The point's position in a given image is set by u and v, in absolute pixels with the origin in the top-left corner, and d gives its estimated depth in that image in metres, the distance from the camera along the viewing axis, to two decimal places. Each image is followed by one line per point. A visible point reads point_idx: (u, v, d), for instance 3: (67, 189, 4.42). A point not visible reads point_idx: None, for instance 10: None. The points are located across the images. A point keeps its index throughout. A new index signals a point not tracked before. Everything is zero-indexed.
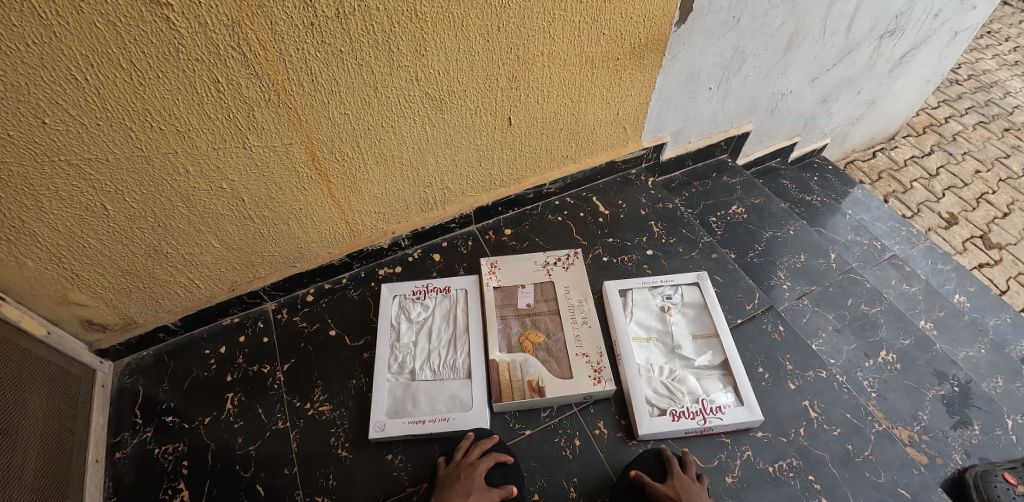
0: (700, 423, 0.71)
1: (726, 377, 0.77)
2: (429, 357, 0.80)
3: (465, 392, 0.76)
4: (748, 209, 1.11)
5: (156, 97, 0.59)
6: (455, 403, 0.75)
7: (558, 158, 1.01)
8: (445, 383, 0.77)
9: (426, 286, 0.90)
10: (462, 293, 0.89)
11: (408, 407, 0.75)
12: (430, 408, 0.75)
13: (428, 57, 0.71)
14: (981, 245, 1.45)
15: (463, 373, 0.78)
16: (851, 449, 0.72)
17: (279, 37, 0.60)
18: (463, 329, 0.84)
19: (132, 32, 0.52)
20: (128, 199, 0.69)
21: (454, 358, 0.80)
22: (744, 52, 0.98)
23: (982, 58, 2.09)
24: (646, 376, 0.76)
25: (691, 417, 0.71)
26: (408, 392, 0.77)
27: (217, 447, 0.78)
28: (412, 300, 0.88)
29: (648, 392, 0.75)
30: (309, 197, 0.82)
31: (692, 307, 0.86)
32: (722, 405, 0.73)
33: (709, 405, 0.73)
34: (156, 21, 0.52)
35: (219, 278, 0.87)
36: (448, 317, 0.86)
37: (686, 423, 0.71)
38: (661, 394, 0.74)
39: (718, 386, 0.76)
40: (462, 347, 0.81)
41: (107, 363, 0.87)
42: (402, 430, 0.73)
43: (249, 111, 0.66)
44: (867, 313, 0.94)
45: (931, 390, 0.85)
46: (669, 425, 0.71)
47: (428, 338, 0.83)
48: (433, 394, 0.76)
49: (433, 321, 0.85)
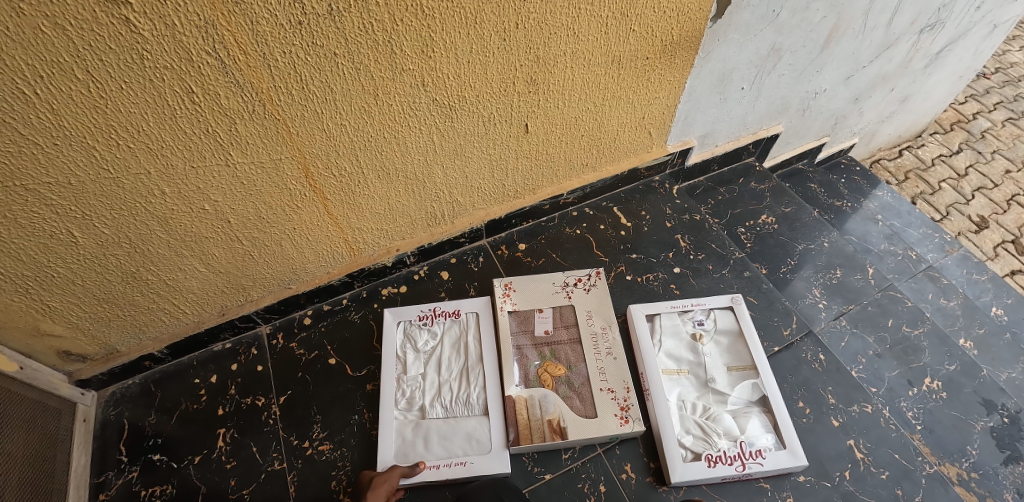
0: (738, 470, 0.65)
1: (766, 414, 0.71)
2: (440, 392, 0.74)
3: (481, 431, 0.70)
4: (778, 219, 1.03)
5: (121, 111, 0.50)
6: (471, 445, 0.69)
7: (578, 166, 0.92)
8: (459, 422, 0.71)
9: (433, 310, 0.82)
10: (473, 317, 0.82)
11: (419, 449, 0.69)
12: (444, 452, 0.68)
13: (435, 60, 0.61)
14: (1013, 251, 1.39)
15: (478, 409, 0.72)
16: (901, 495, 0.67)
17: (262, 40, 0.50)
18: (476, 359, 0.77)
19: (86, 36, 0.43)
20: (99, 224, 0.60)
21: (468, 393, 0.73)
22: (781, 49, 0.88)
23: (1010, 49, 1.98)
24: (678, 415, 0.70)
25: (728, 463, 0.65)
26: (418, 432, 0.70)
27: (208, 490, 0.72)
28: (418, 326, 0.81)
29: (680, 434, 0.68)
30: (302, 216, 0.74)
31: (725, 335, 0.79)
32: (763, 448, 0.67)
33: (748, 448, 0.67)
34: (113, 22, 0.43)
35: (207, 302, 0.79)
36: (458, 346, 0.79)
37: (724, 469, 0.65)
38: (696, 436, 0.68)
39: (757, 424, 0.69)
40: (476, 380, 0.74)
41: (90, 393, 0.80)
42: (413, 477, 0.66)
43: (231, 124, 0.57)
44: (909, 335, 0.88)
45: (979, 421, 0.79)
46: (705, 472, 0.65)
47: (438, 370, 0.76)
48: (446, 434, 0.70)
49: (443, 350, 0.78)
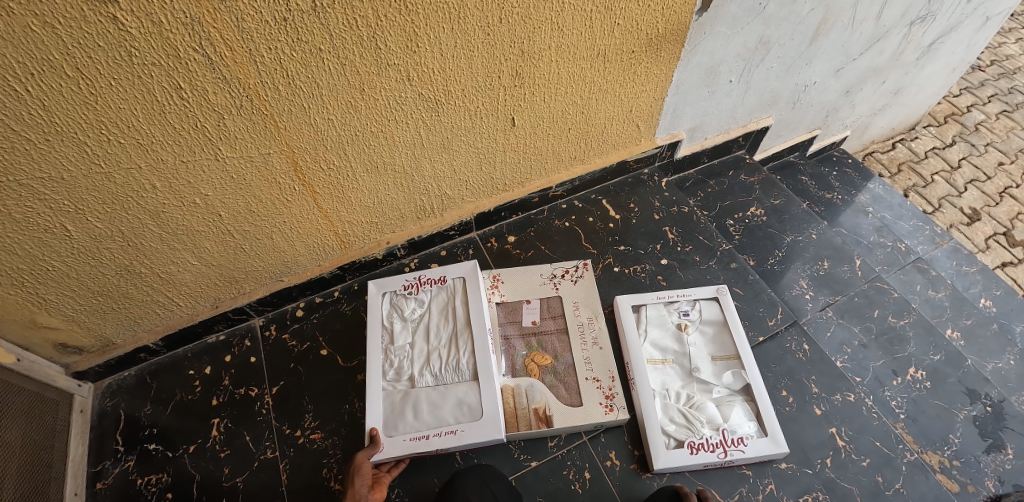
0: (720, 457, 0.66)
1: (749, 403, 0.72)
2: (428, 360, 0.74)
3: (472, 396, 0.69)
4: (767, 211, 1.04)
5: (111, 108, 0.51)
6: (463, 411, 0.69)
7: (566, 159, 0.93)
8: (449, 389, 0.70)
9: (419, 279, 0.82)
10: (460, 282, 0.81)
11: (409, 419, 0.68)
12: (435, 420, 0.68)
13: (420, 55, 0.62)
14: (1005, 243, 1.39)
15: (468, 375, 0.71)
16: (881, 482, 0.68)
17: (248, 35, 0.51)
18: (464, 324, 0.76)
19: (75, 34, 0.44)
20: (92, 219, 0.61)
21: (456, 359, 0.73)
22: (769, 42, 0.89)
23: (1006, 42, 1.97)
24: (662, 403, 0.71)
25: (711, 450, 0.67)
26: (408, 401, 0.70)
27: (202, 478, 0.73)
28: (405, 296, 0.81)
29: (664, 422, 0.69)
30: (293, 210, 0.75)
31: (711, 325, 0.80)
32: (744, 436, 0.68)
33: (730, 436, 0.68)
34: (102, 21, 0.44)
35: (200, 295, 0.81)
36: (445, 312, 0.79)
37: (706, 457, 0.66)
38: (678, 423, 0.69)
39: (740, 413, 0.70)
40: (464, 346, 0.74)
41: (87, 385, 0.81)
42: (403, 449, 0.66)
43: (219, 119, 0.58)
44: (895, 326, 0.89)
45: (962, 410, 0.79)
46: (687, 459, 0.66)
47: (426, 338, 0.77)
48: (436, 402, 0.69)
49: (430, 318, 0.78)
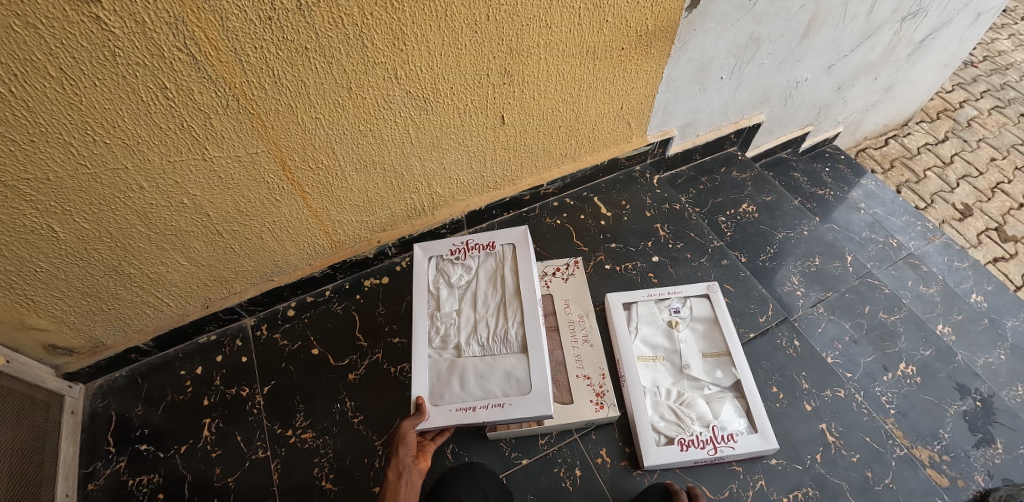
0: (710, 453, 0.66)
1: (739, 400, 0.72)
2: (475, 329, 0.72)
3: (521, 369, 0.67)
4: (759, 207, 1.05)
5: (96, 108, 0.51)
6: (512, 384, 0.66)
7: (557, 156, 0.93)
8: (497, 360, 0.68)
9: (466, 244, 0.80)
10: (508, 249, 0.80)
11: (455, 388, 0.66)
12: (482, 392, 0.66)
13: (407, 53, 0.62)
14: (997, 238, 1.40)
15: (517, 347, 0.69)
16: (871, 477, 0.68)
17: (233, 35, 0.51)
18: (513, 293, 0.74)
19: (58, 34, 0.44)
20: (79, 219, 0.61)
21: (505, 329, 0.71)
22: (760, 38, 0.89)
23: (998, 38, 1.97)
24: (652, 400, 0.71)
25: (701, 446, 0.67)
26: (454, 370, 0.68)
27: (194, 478, 0.73)
28: (451, 262, 0.79)
29: (654, 419, 0.69)
30: (282, 209, 0.75)
31: (701, 322, 0.80)
32: (734, 433, 0.68)
33: (720, 432, 0.68)
34: (84, 21, 0.44)
35: (190, 295, 0.80)
36: (493, 280, 0.77)
37: (696, 453, 0.66)
38: (669, 420, 0.69)
39: (730, 409, 0.71)
40: (513, 315, 0.72)
41: (78, 386, 0.81)
42: (449, 419, 0.63)
43: (205, 119, 0.58)
44: (886, 321, 0.89)
45: (952, 405, 0.80)
46: (677, 456, 0.66)
47: (473, 306, 0.75)
48: (483, 373, 0.67)
49: (478, 285, 0.77)
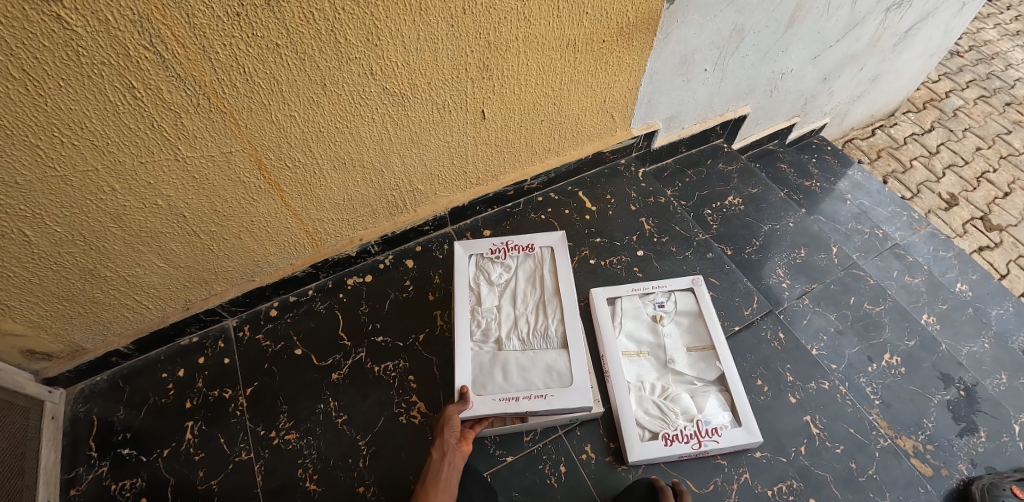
0: (694, 448, 0.66)
1: (723, 393, 0.72)
2: (516, 324, 0.76)
3: (561, 363, 0.71)
4: (745, 200, 1.05)
5: (62, 108, 0.50)
6: (553, 378, 0.70)
7: (540, 151, 0.92)
8: (539, 354, 0.72)
9: (506, 244, 0.83)
10: (547, 251, 0.83)
11: (497, 380, 0.69)
12: (525, 383, 0.69)
13: (381, 48, 0.61)
14: (982, 228, 1.40)
15: (557, 343, 0.74)
16: (855, 468, 0.68)
17: (200, 33, 0.50)
18: (553, 292, 0.79)
19: (18, 34, 0.42)
20: (51, 223, 0.60)
21: (546, 326, 0.75)
22: (744, 29, 0.88)
23: (984, 27, 1.97)
24: (637, 395, 0.71)
25: (685, 441, 0.66)
26: (496, 362, 0.71)
27: (177, 482, 0.72)
28: (491, 260, 0.82)
29: (638, 413, 0.69)
30: (260, 209, 0.74)
31: (686, 316, 0.80)
32: (718, 426, 0.68)
33: (704, 426, 0.68)
34: (45, 20, 0.43)
35: (170, 297, 0.79)
36: (533, 280, 0.81)
37: (680, 447, 0.66)
38: (653, 415, 0.69)
39: (715, 403, 0.71)
40: (553, 312, 0.76)
41: (58, 391, 0.80)
42: (492, 409, 0.66)
43: (176, 118, 0.56)
44: (870, 312, 0.89)
45: (936, 394, 0.80)
46: (662, 451, 0.66)
47: (512, 303, 0.79)
48: (525, 366, 0.70)
49: (518, 284, 0.81)
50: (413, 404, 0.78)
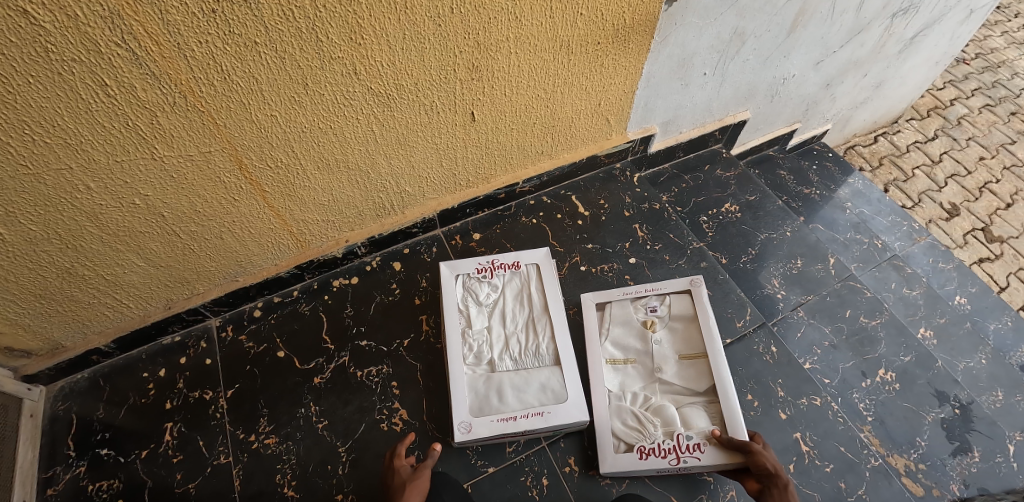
0: (671, 464, 0.63)
1: (710, 406, 0.70)
2: (507, 345, 0.74)
3: (555, 381, 0.70)
4: (741, 207, 1.03)
5: (32, 106, 0.48)
6: (547, 395, 0.69)
7: (532, 154, 0.91)
8: (532, 373, 0.71)
9: (492, 263, 0.81)
10: (533, 269, 0.82)
11: (494, 402, 0.68)
12: (520, 404, 0.68)
13: (366, 47, 0.59)
14: (983, 239, 1.38)
15: (549, 360, 0.73)
16: (844, 488, 0.67)
17: (174, 30, 0.48)
18: (542, 309, 0.78)
19: None
20: (24, 221, 0.58)
21: (537, 344, 0.74)
22: (744, 33, 0.85)
23: (991, 34, 1.94)
24: (616, 405, 0.70)
25: (662, 456, 0.64)
26: (491, 385, 0.70)
27: (154, 485, 0.71)
28: (478, 280, 0.80)
29: (615, 425, 0.68)
30: (241, 209, 0.72)
31: (679, 321, 0.78)
32: (701, 442, 0.65)
33: (685, 442, 0.65)
34: (11, 15, 0.40)
35: (150, 296, 0.78)
36: (521, 298, 0.79)
37: (656, 462, 0.64)
38: (630, 426, 0.67)
39: (701, 417, 0.68)
40: (544, 330, 0.75)
41: (38, 388, 0.78)
42: (492, 430, 0.65)
43: (152, 117, 0.55)
44: (866, 326, 0.88)
45: (930, 412, 0.78)
46: (636, 464, 0.64)
47: (502, 323, 0.77)
48: (520, 386, 0.70)
49: (506, 303, 0.79)
50: (395, 411, 0.76)
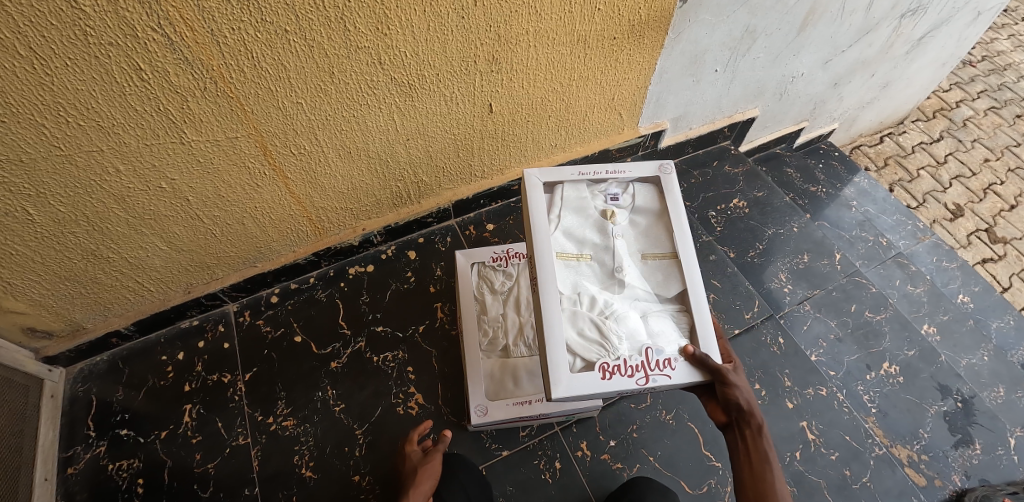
0: (639, 384, 0.51)
1: (679, 315, 0.58)
2: (523, 331, 0.72)
3: None
4: (749, 203, 1.05)
5: (68, 88, 0.49)
6: None
7: (546, 147, 0.92)
8: None
9: (507, 252, 0.81)
10: None
11: (509, 387, 0.71)
12: (535, 388, 0.70)
13: (391, 38, 0.60)
14: (986, 240, 1.40)
15: None
16: (849, 475, 0.69)
17: (208, 17, 0.49)
18: None
19: (27, 12, 0.42)
20: (55, 203, 0.59)
21: None
22: (755, 31, 0.87)
23: (997, 37, 1.95)
24: (570, 313, 0.56)
25: (627, 374, 0.51)
26: (506, 371, 0.71)
27: (173, 464, 0.73)
28: (493, 268, 0.79)
29: (570, 336, 0.54)
30: (263, 195, 0.73)
31: (643, 215, 0.64)
32: (671, 358, 0.53)
33: (655, 357, 0.53)
34: None
35: (172, 280, 0.80)
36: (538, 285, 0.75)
37: (621, 382, 0.51)
38: (590, 338, 0.54)
39: (665, 326, 0.56)
40: None
41: (58, 369, 0.80)
42: (507, 413, 0.68)
43: (183, 102, 0.56)
44: (871, 320, 0.89)
45: (933, 405, 0.80)
46: (597, 385, 0.50)
47: (518, 310, 0.73)
48: (535, 371, 0.71)
49: (521, 290, 0.75)
50: (411, 395, 0.78)
